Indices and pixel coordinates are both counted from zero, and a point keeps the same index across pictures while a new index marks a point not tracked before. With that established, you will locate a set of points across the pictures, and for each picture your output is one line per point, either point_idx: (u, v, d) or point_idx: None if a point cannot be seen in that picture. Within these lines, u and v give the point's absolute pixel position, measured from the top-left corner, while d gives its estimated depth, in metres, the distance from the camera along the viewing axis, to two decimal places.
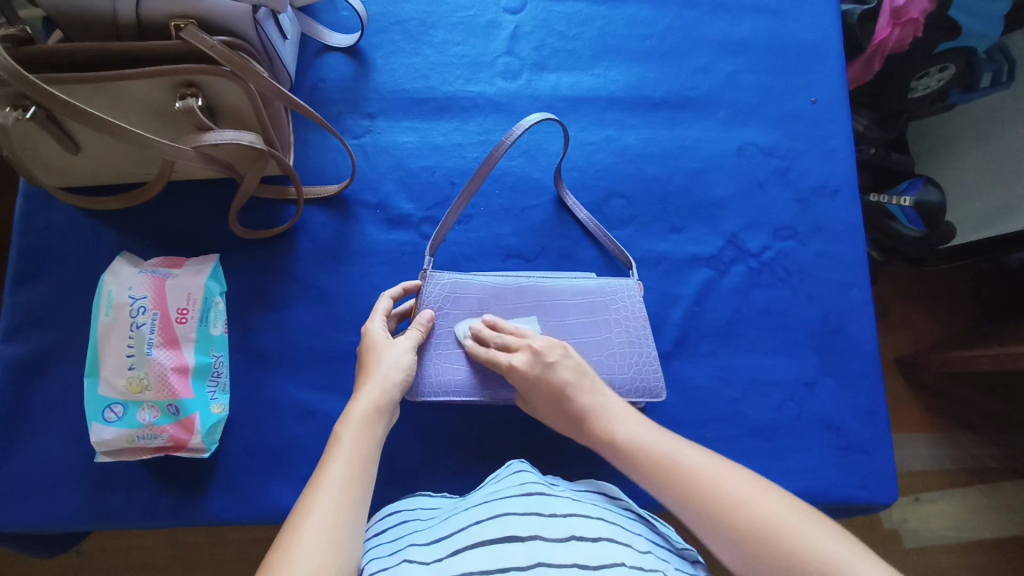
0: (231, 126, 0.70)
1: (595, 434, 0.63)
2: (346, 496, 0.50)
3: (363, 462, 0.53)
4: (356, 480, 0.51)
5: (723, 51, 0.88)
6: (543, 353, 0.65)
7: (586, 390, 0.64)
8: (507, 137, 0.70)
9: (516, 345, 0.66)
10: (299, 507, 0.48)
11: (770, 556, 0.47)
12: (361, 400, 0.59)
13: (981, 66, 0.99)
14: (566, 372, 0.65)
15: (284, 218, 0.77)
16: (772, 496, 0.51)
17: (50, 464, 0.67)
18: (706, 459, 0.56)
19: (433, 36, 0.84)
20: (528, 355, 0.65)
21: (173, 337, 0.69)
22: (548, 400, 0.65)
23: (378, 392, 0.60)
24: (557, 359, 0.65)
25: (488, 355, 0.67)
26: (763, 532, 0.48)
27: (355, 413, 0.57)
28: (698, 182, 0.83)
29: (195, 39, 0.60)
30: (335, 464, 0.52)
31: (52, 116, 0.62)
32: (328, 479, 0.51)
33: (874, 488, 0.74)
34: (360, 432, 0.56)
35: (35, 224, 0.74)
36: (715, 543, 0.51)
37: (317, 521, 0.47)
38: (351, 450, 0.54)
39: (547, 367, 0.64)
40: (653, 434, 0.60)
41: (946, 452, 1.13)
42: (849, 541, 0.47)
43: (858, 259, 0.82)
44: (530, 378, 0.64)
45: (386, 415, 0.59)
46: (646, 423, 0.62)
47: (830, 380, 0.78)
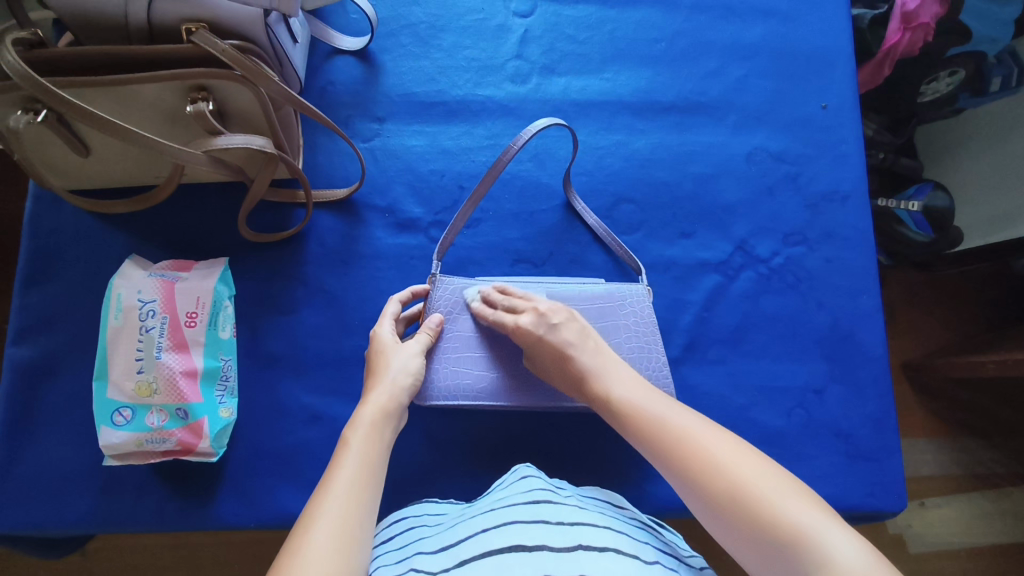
0: (241, 130, 0.69)
1: (590, 392, 0.62)
2: (354, 500, 0.49)
3: (371, 467, 0.53)
4: (364, 484, 0.51)
5: (733, 55, 0.87)
6: (547, 314, 0.65)
7: (587, 349, 0.63)
8: (515, 141, 0.71)
9: (522, 306, 0.66)
10: (307, 513, 0.48)
11: (748, 518, 0.47)
12: (368, 404, 0.58)
13: (991, 70, 0.97)
14: (570, 332, 0.64)
15: (293, 221, 0.77)
16: (757, 460, 0.50)
17: (58, 466, 0.67)
18: (696, 419, 0.55)
19: (442, 39, 0.84)
20: (532, 315, 0.65)
21: (182, 341, 0.68)
22: (550, 361, 0.64)
23: (386, 397, 0.59)
24: (562, 320, 0.65)
25: (495, 317, 0.67)
26: (740, 496, 0.48)
27: (363, 418, 0.57)
28: (707, 187, 0.83)
29: (207, 43, 0.60)
30: (344, 468, 0.52)
31: (62, 119, 0.62)
32: (337, 484, 0.50)
33: (883, 496, 0.74)
34: (369, 437, 0.55)
35: (45, 226, 0.74)
36: (697, 503, 0.50)
37: (327, 526, 0.46)
38: (360, 454, 0.53)
39: (551, 328, 0.64)
40: (646, 393, 0.59)
41: (953, 458, 1.12)
42: (826, 511, 0.46)
43: (867, 265, 0.82)
44: (534, 336, 0.64)
45: (394, 419, 0.59)
46: (643, 384, 0.61)
47: (840, 387, 0.78)
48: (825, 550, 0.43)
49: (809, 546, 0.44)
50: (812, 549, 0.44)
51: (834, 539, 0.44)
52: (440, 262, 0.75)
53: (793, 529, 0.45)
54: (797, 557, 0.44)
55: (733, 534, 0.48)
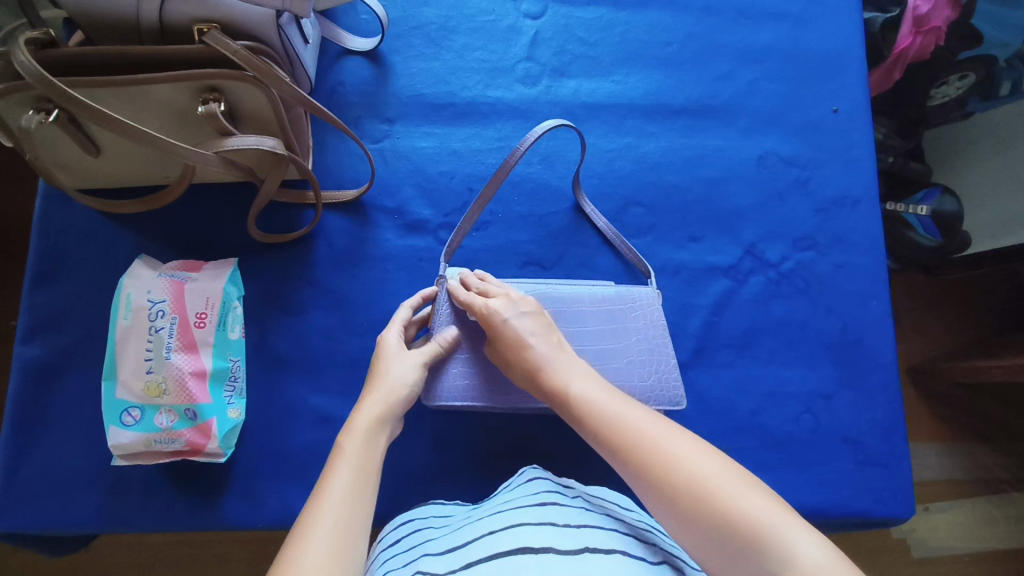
0: (251, 131, 0.69)
1: (546, 388, 0.60)
2: (352, 509, 0.48)
3: (363, 477, 0.51)
4: (358, 491, 0.50)
5: (744, 59, 0.87)
6: (517, 302, 0.65)
7: (548, 344, 0.62)
8: (520, 145, 0.71)
9: (493, 292, 0.66)
10: (302, 523, 0.46)
11: (699, 513, 0.45)
12: (366, 410, 0.57)
13: (1001, 75, 0.97)
14: (533, 321, 0.64)
15: (302, 221, 0.77)
16: (714, 456, 0.49)
17: (67, 465, 0.67)
18: (651, 417, 0.53)
19: (453, 41, 0.84)
20: (504, 299, 0.65)
21: (191, 341, 0.68)
22: (509, 350, 0.62)
23: (383, 402, 0.58)
24: (531, 311, 0.65)
25: (467, 298, 0.66)
26: (694, 490, 0.46)
27: (356, 423, 0.56)
28: (716, 191, 0.83)
29: (219, 43, 0.60)
30: (339, 476, 0.50)
31: (74, 119, 0.62)
32: (330, 494, 0.49)
33: (890, 502, 0.74)
34: (364, 442, 0.54)
35: (54, 225, 0.74)
36: (654, 503, 0.49)
37: (322, 537, 0.45)
38: (354, 461, 0.52)
39: (520, 313, 0.63)
40: (602, 390, 0.57)
41: (958, 463, 1.12)
42: (784, 506, 0.45)
43: (877, 271, 0.82)
44: (500, 318, 0.63)
45: (389, 427, 0.57)
46: (600, 380, 0.59)
47: (848, 393, 0.78)
48: (778, 544, 0.42)
49: (764, 540, 0.43)
50: (765, 543, 0.42)
51: (792, 535, 0.42)
52: (448, 263, 0.75)
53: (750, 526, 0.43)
54: (755, 555, 0.43)
55: (688, 534, 0.46)
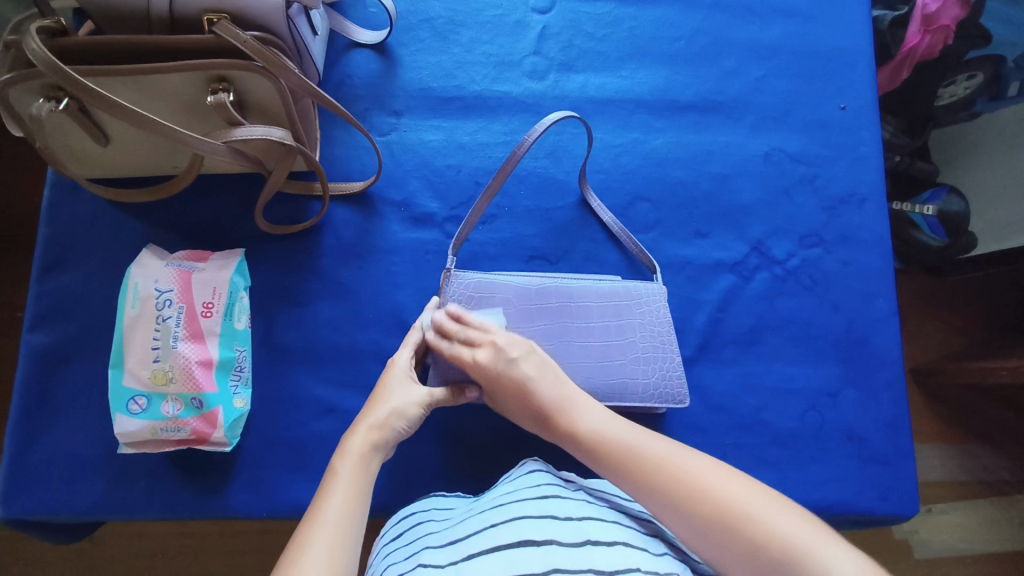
0: (260, 121, 0.70)
1: (557, 428, 0.62)
2: (343, 531, 0.50)
3: (354, 500, 0.53)
4: (349, 515, 0.52)
5: (751, 55, 0.87)
6: (506, 348, 0.64)
7: (551, 384, 0.63)
8: (527, 137, 0.71)
9: (480, 339, 0.65)
10: (295, 544, 0.49)
11: (735, 535, 0.49)
12: (359, 435, 0.60)
13: (1010, 75, 0.97)
14: (528, 365, 0.63)
15: (309, 213, 0.77)
16: (736, 479, 0.52)
17: (73, 452, 0.67)
18: (669, 446, 0.56)
19: (460, 34, 0.84)
20: (492, 351, 0.64)
21: (198, 330, 0.68)
22: (512, 397, 0.63)
23: (377, 428, 0.61)
24: (521, 354, 0.64)
25: (452, 351, 0.66)
26: (726, 513, 0.50)
27: (352, 448, 0.58)
28: (723, 188, 0.83)
29: (228, 34, 0.60)
30: (333, 499, 0.53)
31: (84, 108, 0.62)
32: (324, 516, 0.51)
33: (895, 501, 0.74)
34: (357, 468, 0.57)
35: (63, 214, 0.74)
36: (685, 531, 0.52)
37: (316, 557, 0.48)
38: (347, 485, 0.55)
39: (510, 363, 0.63)
40: (617, 424, 0.60)
41: (960, 464, 1.12)
42: (811, 520, 0.49)
43: (884, 269, 0.82)
44: (491, 372, 0.63)
45: (382, 451, 0.60)
46: (609, 414, 0.62)
47: (853, 390, 0.78)
48: (817, 558, 0.45)
49: (799, 556, 0.46)
50: (803, 559, 0.46)
51: (826, 550, 0.46)
52: (456, 257, 0.76)
53: (785, 545, 0.47)
54: (792, 571, 0.46)
55: (724, 558, 0.49)
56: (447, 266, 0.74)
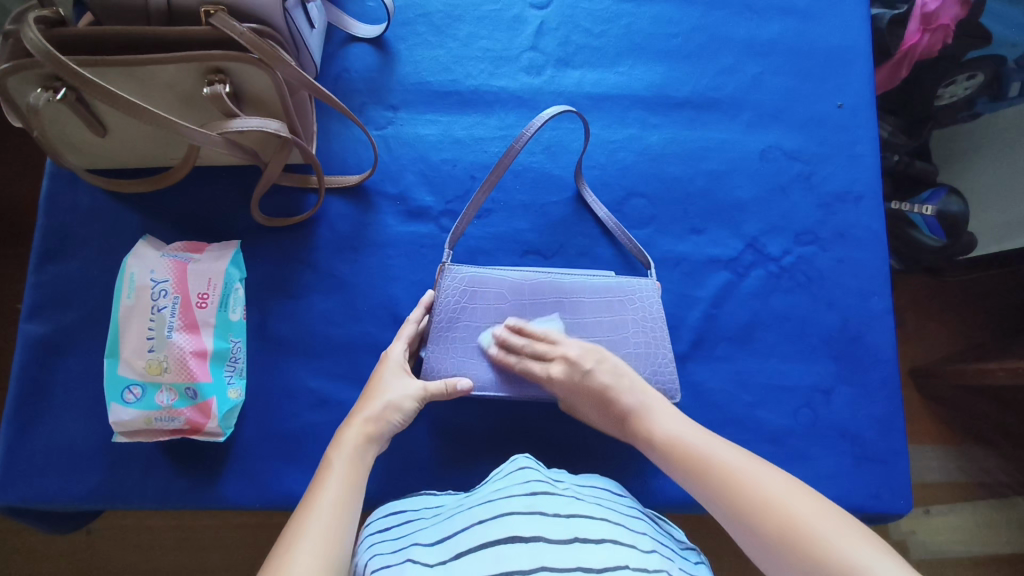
0: (256, 114, 0.70)
1: (634, 430, 0.63)
2: (336, 521, 0.51)
3: (348, 491, 0.54)
4: (343, 504, 0.53)
5: (749, 52, 0.87)
6: (578, 361, 0.66)
7: (628, 389, 0.64)
8: (526, 130, 0.71)
9: (551, 354, 0.68)
10: (289, 533, 0.49)
11: (796, 552, 0.47)
12: (354, 427, 0.60)
13: (1010, 76, 0.97)
14: (602, 376, 0.65)
15: (304, 206, 0.77)
16: (807, 498, 0.51)
17: (68, 441, 0.68)
18: (743, 458, 0.55)
19: (458, 29, 0.84)
20: (564, 364, 0.67)
21: (192, 321, 0.69)
22: (593, 406, 0.66)
23: (371, 421, 0.61)
24: (595, 365, 0.66)
25: (522, 365, 0.68)
26: (788, 528, 0.48)
27: (347, 440, 0.59)
28: (719, 184, 0.83)
29: (226, 26, 0.60)
30: (328, 490, 0.53)
31: (81, 98, 0.63)
32: (318, 506, 0.52)
33: (888, 498, 0.74)
34: (351, 460, 0.57)
35: (60, 204, 0.75)
36: (749, 542, 0.51)
37: (310, 544, 0.48)
38: (342, 475, 0.55)
39: (585, 373, 0.66)
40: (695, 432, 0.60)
41: (958, 465, 1.12)
42: (881, 546, 0.46)
43: (878, 267, 0.82)
44: (569, 386, 0.66)
45: (377, 444, 0.61)
46: (682, 418, 0.62)
47: (847, 388, 0.78)
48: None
49: None
50: None
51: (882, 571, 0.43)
52: (451, 250, 0.75)
53: (840, 563, 0.45)
54: None
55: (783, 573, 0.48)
56: (442, 260, 0.74)
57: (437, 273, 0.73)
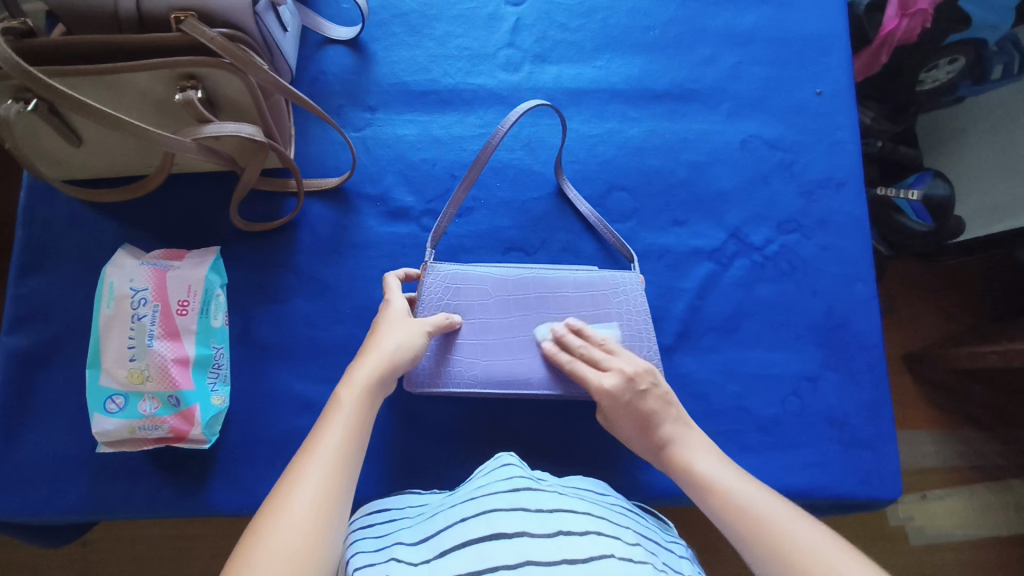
0: (231, 119, 0.70)
1: (671, 461, 0.60)
2: (339, 465, 0.49)
3: (359, 424, 0.53)
4: (347, 451, 0.50)
5: (727, 42, 0.87)
6: (636, 379, 0.63)
7: (672, 421, 0.61)
8: (501, 125, 0.71)
9: (607, 364, 0.65)
10: (289, 474, 0.48)
11: None
12: (366, 363, 0.58)
13: (992, 58, 0.97)
14: (653, 403, 0.62)
15: (284, 210, 0.77)
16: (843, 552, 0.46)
17: (53, 454, 0.68)
18: (817, 534, 0.48)
19: (434, 28, 0.84)
20: (619, 377, 0.63)
21: (173, 328, 0.69)
22: (634, 425, 0.63)
23: (383, 361, 0.58)
24: (648, 387, 0.63)
25: (571, 366, 0.66)
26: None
27: (358, 379, 0.56)
28: (700, 175, 0.83)
29: (196, 31, 0.60)
30: (333, 430, 0.51)
31: (53, 109, 0.62)
32: (321, 448, 0.50)
33: (877, 484, 0.74)
34: (361, 400, 0.55)
35: (39, 216, 0.74)
36: None
37: (307, 488, 0.47)
38: (349, 419, 0.53)
39: (637, 394, 0.62)
40: (763, 495, 0.53)
41: (953, 449, 1.12)
42: None
43: (862, 252, 0.82)
44: (619, 400, 0.62)
45: (388, 385, 0.58)
46: (730, 463, 0.58)
47: (833, 374, 0.78)
48: None
49: None
50: None
51: None
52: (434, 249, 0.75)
53: None
54: None
55: None
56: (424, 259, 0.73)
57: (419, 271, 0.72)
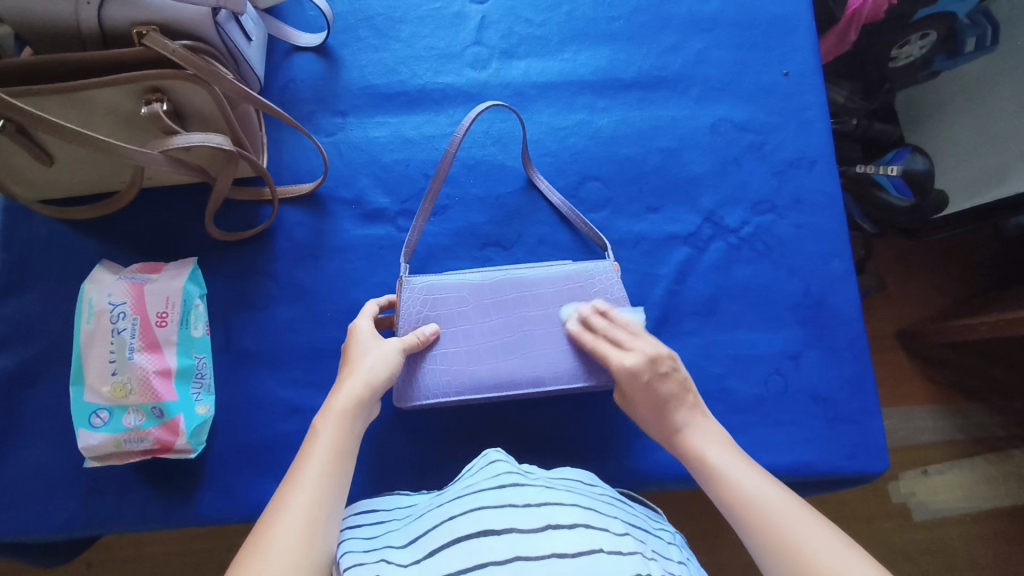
0: (199, 130, 0.70)
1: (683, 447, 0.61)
2: (323, 490, 0.50)
3: (340, 451, 0.53)
4: (331, 475, 0.51)
5: (692, 29, 0.88)
6: (658, 360, 0.65)
7: (688, 408, 0.63)
8: (457, 129, 0.72)
9: (629, 344, 0.66)
10: (274, 504, 0.48)
11: None
12: (342, 393, 0.58)
13: (964, 31, 0.96)
14: (670, 385, 0.64)
15: (260, 217, 0.78)
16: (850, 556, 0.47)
17: (41, 471, 0.68)
18: (817, 530, 0.50)
19: (400, 30, 0.85)
20: (642, 357, 0.64)
21: (154, 340, 0.69)
22: (648, 411, 0.64)
23: (359, 387, 0.59)
24: (669, 370, 0.64)
25: (596, 345, 0.67)
26: None
27: (334, 407, 0.57)
28: (673, 161, 0.83)
29: (157, 45, 0.60)
30: (314, 460, 0.52)
31: (21, 129, 0.63)
32: (304, 476, 0.50)
33: (864, 458, 0.74)
34: (340, 427, 0.55)
35: (18, 237, 0.75)
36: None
37: (294, 516, 0.47)
38: (329, 446, 0.53)
39: (657, 375, 0.64)
40: (767, 487, 0.54)
41: (949, 422, 1.12)
42: None
43: (837, 228, 0.82)
44: (641, 378, 0.63)
45: (368, 410, 0.59)
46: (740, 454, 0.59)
47: (815, 351, 0.78)
48: None
49: None
50: None
51: None
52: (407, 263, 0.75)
53: None
54: None
55: None
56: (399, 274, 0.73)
57: (397, 289, 0.72)
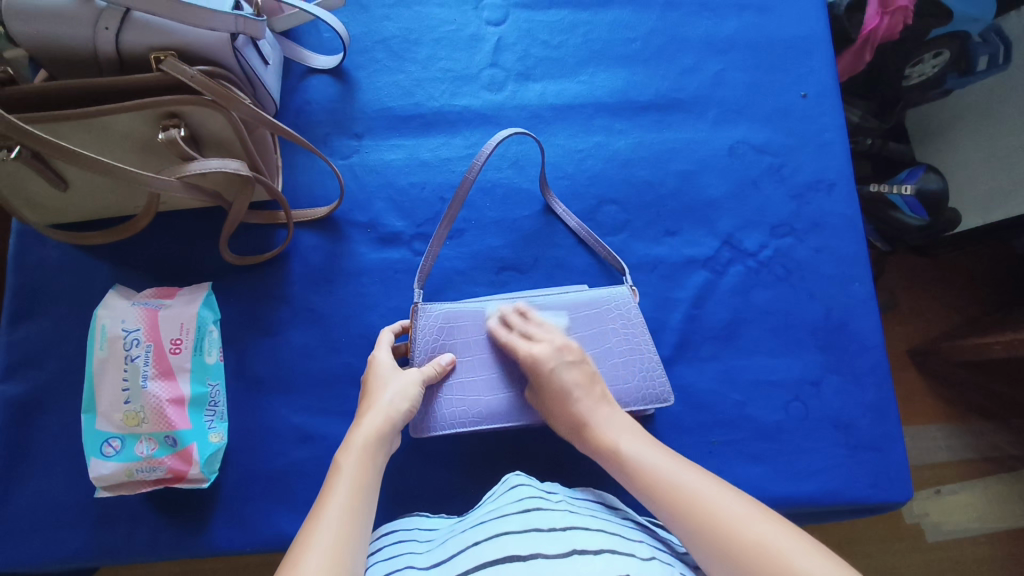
0: (216, 155, 0.70)
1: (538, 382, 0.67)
2: (347, 525, 0.48)
3: (363, 484, 0.52)
4: (354, 509, 0.50)
5: (709, 50, 0.87)
6: (567, 351, 0.66)
7: (593, 399, 0.63)
8: (480, 155, 0.71)
9: (539, 337, 0.67)
10: (299, 539, 0.47)
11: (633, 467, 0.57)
12: (363, 426, 0.57)
13: (976, 50, 0.96)
14: (577, 373, 0.64)
15: (274, 241, 0.77)
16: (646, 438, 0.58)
17: (52, 500, 0.67)
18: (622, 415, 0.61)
19: (416, 52, 0.84)
20: (550, 347, 0.66)
21: (168, 368, 0.69)
22: (554, 402, 0.64)
23: (380, 420, 0.58)
24: (578, 361, 0.65)
25: (509, 341, 0.67)
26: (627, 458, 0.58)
27: (355, 441, 0.56)
28: (690, 184, 0.83)
29: (176, 70, 0.60)
30: (335, 494, 0.51)
31: (38, 155, 0.62)
32: (326, 512, 0.49)
33: (886, 486, 0.73)
34: (361, 461, 0.54)
35: (30, 261, 0.75)
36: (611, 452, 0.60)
37: (318, 552, 0.45)
38: (353, 480, 0.52)
39: (562, 364, 0.65)
40: (680, 470, 0.54)
41: (964, 442, 1.10)
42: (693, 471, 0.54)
43: (856, 252, 0.81)
44: (545, 366, 0.64)
45: (388, 443, 0.57)
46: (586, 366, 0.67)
47: (836, 377, 0.77)
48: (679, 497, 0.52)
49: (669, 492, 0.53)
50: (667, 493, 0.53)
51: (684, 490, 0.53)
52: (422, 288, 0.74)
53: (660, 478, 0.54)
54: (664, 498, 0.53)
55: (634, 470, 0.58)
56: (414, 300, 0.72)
57: (411, 315, 0.71)
